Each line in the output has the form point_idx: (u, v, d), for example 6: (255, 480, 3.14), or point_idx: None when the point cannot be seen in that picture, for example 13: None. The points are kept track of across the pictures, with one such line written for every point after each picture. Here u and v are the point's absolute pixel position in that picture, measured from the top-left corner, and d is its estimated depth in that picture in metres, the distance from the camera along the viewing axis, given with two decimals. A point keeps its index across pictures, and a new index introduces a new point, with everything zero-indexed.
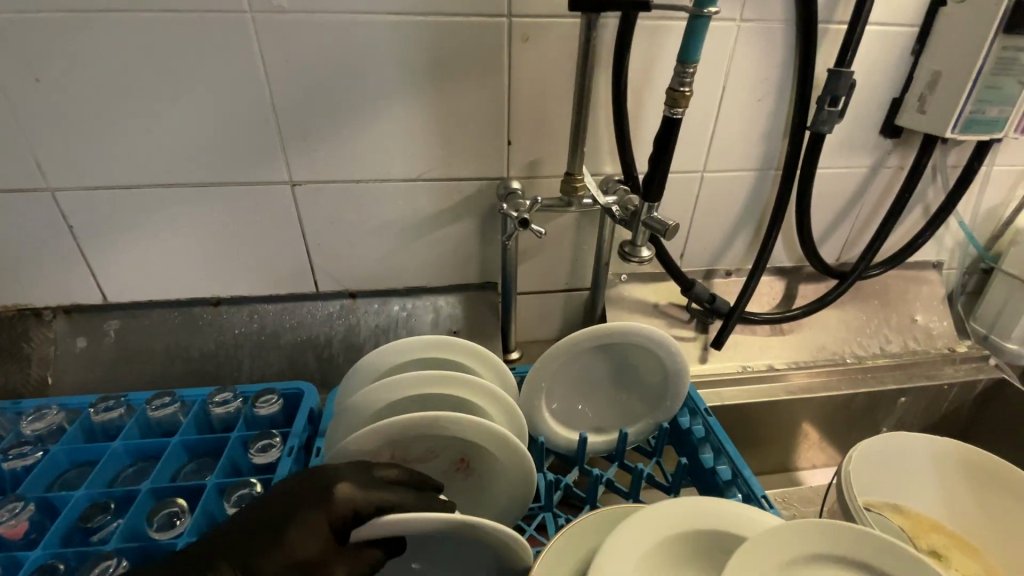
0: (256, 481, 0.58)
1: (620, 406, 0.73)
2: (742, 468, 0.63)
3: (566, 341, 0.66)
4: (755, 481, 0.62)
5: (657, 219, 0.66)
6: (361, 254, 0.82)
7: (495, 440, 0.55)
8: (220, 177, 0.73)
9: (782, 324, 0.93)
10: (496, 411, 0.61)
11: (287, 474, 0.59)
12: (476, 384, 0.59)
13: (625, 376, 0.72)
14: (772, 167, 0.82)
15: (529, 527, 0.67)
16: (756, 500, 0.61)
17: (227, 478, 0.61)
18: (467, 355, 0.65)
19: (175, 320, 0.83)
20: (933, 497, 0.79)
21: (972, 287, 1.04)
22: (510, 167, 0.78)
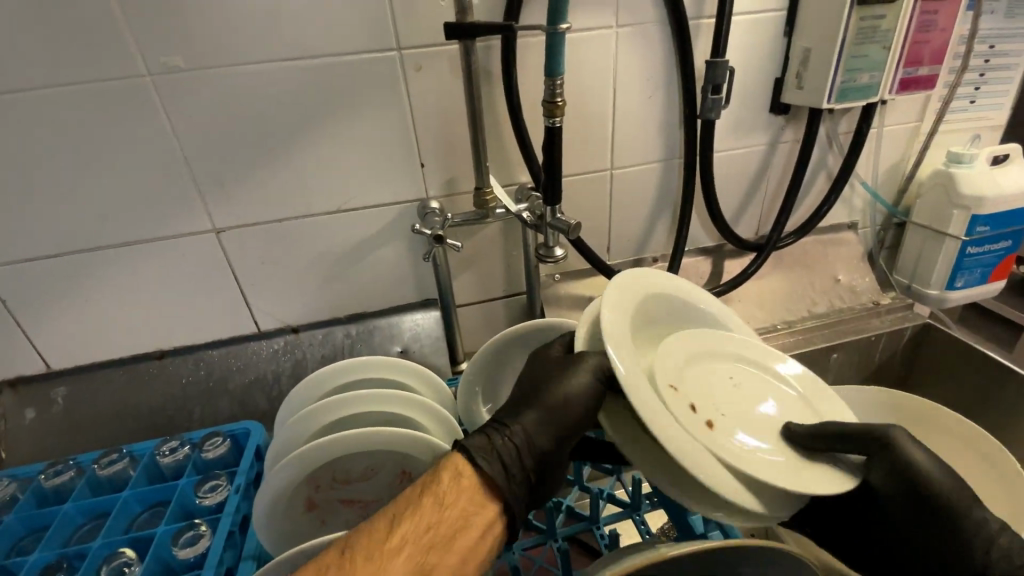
0: (202, 521, 0.60)
1: None
2: None
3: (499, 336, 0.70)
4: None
5: (561, 219, 0.71)
6: (297, 288, 0.85)
7: (419, 444, 0.57)
8: (148, 234, 0.76)
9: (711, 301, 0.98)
10: (426, 418, 0.64)
11: (235, 509, 0.61)
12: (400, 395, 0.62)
13: None
14: (676, 155, 0.88)
15: None
16: None
17: (179, 522, 0.63)
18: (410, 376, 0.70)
19: (123, 378, 0.84)
20: None
21: (890, 242, 1.10)
22: (428, 187, 0.82)
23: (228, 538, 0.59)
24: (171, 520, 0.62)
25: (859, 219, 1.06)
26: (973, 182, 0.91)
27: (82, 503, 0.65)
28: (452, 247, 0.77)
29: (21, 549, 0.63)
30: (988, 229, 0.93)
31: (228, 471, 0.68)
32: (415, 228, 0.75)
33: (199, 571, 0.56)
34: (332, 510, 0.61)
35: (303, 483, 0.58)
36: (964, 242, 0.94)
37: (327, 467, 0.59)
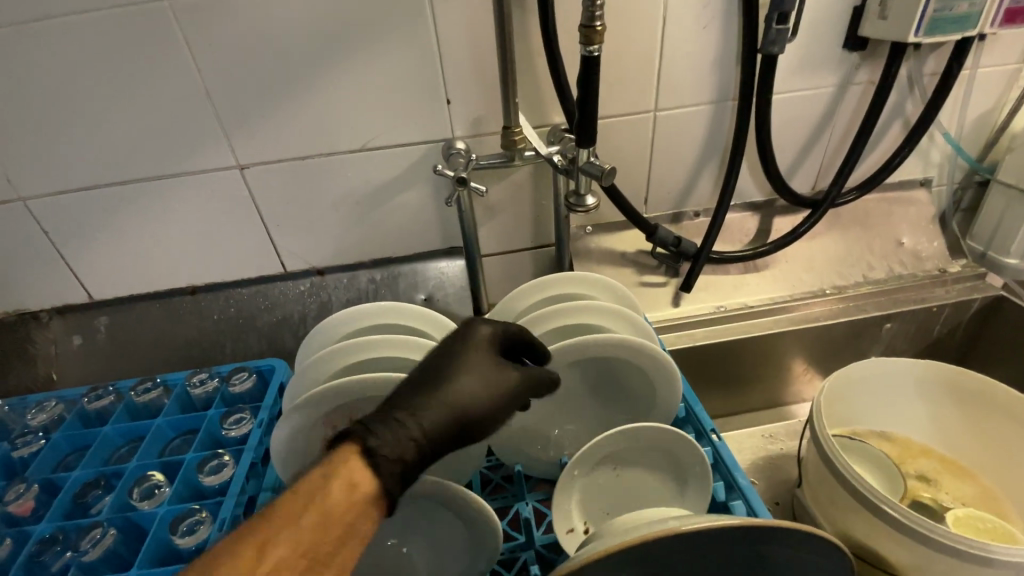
0: (226, 452, 0.62)
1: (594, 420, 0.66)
2: (693, 403, 0.64)
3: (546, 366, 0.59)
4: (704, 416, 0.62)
5: (594, 164, 0.64)
6: (323, 231, 0.84)
7: None
8: (175, 169, 0.75)
9: (757, 260, 0.91)
10: None
11: (258, 444, 0.62)
12: (426, 345, 0.62)
13: (607, 389, 0.65)
14: (730, 97, 0.80)
15: (495, 476, 0.68)
16: (706, 435, 0.61)
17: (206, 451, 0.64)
18: (435, 324, 0.68)
19: (158, 311, 0.86)
20: (925, 423, 0.83)
21: (967, 203, 0.98)
22: (454, 126, 0.76)
23: (251, 469, 0.61)
24: (200, 449, 0.64)
25: (935, 176, 0.95)
26: None
27: (120, 427, 0.68)
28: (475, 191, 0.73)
29: (65, 465, 0.67)
30: None
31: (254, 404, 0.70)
32: (438, 169, 0.71)
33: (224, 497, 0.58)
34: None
35: (319, 423, 0.58)
36: None
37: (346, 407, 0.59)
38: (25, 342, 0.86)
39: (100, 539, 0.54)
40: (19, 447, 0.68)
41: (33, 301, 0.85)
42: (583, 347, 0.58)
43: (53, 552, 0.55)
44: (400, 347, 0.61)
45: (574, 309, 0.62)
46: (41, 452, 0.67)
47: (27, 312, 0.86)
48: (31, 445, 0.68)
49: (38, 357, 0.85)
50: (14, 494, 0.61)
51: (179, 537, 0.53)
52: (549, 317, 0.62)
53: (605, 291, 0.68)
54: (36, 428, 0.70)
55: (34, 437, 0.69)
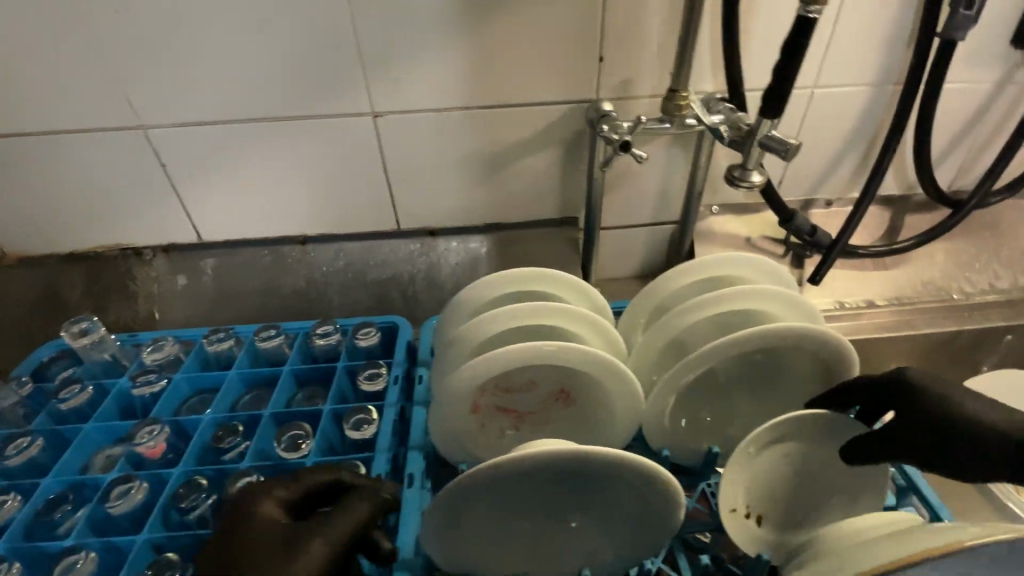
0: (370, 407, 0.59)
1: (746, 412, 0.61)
2: None
3: (716, 347, 0.53)
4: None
5: (777, 139, 0.59)
6: (443, 189, 0.81)
7: (609, 370, 0.53)
8: (306, 109, 0.72)
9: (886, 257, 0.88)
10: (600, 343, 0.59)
11: (397, 400, 0.61)
12: (579, 315, 0.58)
13: (764, 380, 0.59)
14: (893, 80, 0.74)
15: None
16: None
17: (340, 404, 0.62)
18: (579, 296, 0.64)
19: (266, 259, 0.85)
20: None
21: None
22: (600, 88, 0.72)
23: (394, 427, 0.59)
24: (333, 401, 0.62)
25: None
26: None
27: (245, 372, 0.67)
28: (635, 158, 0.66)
29: (190, 408, 0.65)
30: None
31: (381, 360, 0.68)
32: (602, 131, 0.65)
33: (372, 453, 0.56)
34: (490, 416, 0.58)
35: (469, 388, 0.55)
36: None
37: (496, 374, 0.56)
38: (127, 278, 0.83)
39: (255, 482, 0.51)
40: (140, 385, 0.64)
41: (138, 236, 0.82)
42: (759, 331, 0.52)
43: (200, 496, 0.51)
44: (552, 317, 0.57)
45: (755, 292, 0.57)
46: (165, 390, 0.64)
47: (131, 248, 0.83)
48: (153, 384, 0.64)
49: (139, 294, 0.83)
50: (147, 433, 0.56)
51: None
52: (725, 297, 0.57)
53: (765, 274, 0.63)
54: (153, 368, 0.67)
55: (155, 376, 0.65)
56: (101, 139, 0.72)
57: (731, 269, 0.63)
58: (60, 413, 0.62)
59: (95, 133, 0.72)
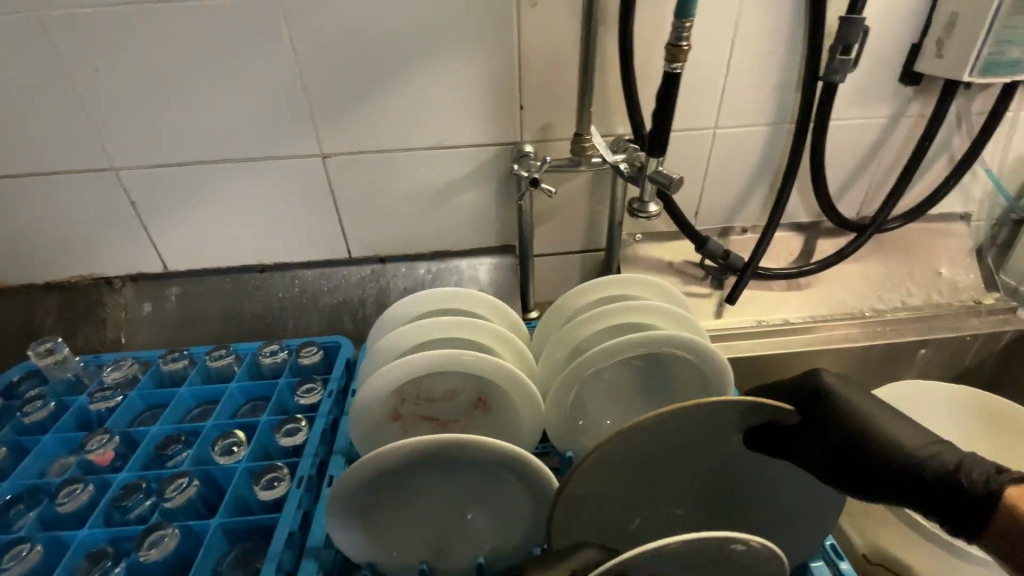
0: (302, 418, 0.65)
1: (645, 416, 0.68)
2: None
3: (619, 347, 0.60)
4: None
5: (662, 173, 0.68)
6: (389, 221, 0.89)
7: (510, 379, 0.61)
8: (260, 152, 0.81)
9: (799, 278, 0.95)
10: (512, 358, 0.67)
11: (330, 410, 0.67)
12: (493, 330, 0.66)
13: (655, 384, 0.67)
14: (787, 120, 0.84)
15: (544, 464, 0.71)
16: None
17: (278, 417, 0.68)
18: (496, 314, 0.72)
19: (226, 286, 0.92)
20: None
21: (1003, 240, 1.01)
22: (523, 130, 0.81)
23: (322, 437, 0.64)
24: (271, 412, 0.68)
25: (974, 211, 0.98)
26: None
27: (195, 390, 0.72)
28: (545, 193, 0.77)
29: (142, 422, 0.70)
30: None
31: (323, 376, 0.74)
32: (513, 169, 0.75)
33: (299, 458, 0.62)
34: (414, 423, 0.65)
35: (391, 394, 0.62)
36: None
37: (414, 383, 0.63)
38: (98, 305, 0.90)
39: (186, 486, 0.57)
40: (97, 400, 0.70)
41: (107, 266, 0.89)
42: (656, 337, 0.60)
43: (137, 497, 0.58)
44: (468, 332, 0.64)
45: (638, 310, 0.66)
46: (120, 406, 0.70)
47: (101, 277, 0.90)
48: (110, 399, 0.70)
49: (109, 320, 0.90)
50: (98, 442, 0.63)
51: (261, 490, 0.57)
52: (615, 314, 0.65)
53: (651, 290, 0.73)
54: (112, 385, 0.73)
55: (113, 393, 0.71)
56: (78, 179, 0.81)
57: (623, 291, 0.73)
58: (26, 426, 0.69)
59: (73, 174, 0.81)
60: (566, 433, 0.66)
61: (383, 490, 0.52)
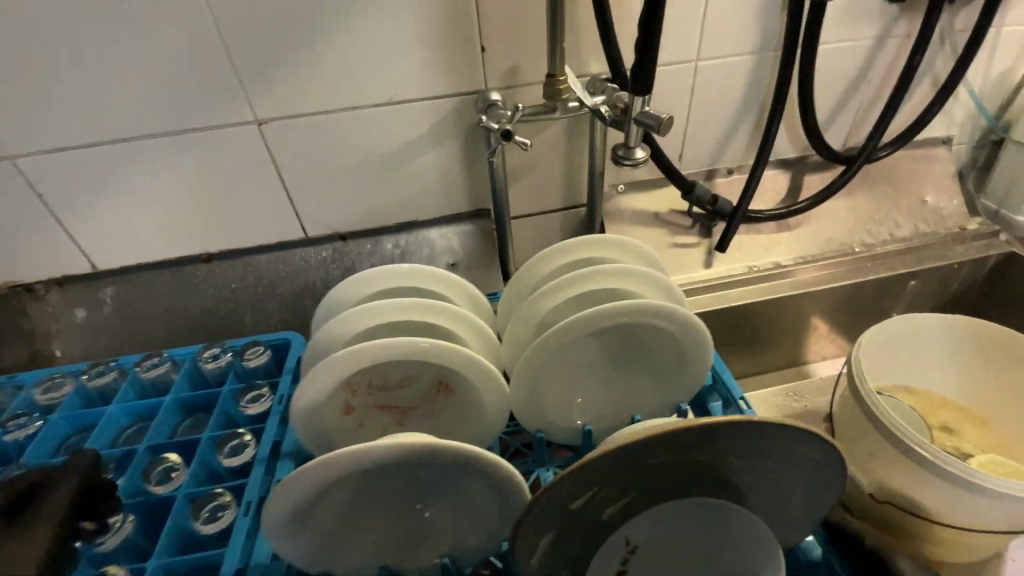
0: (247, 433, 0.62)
1: (619, 385, 0.65)
2: (722, 373, 0.67)
3: (583, 319, 0.55)
4: (732, 384, 0.65)
5: (649, 114, 0.60)
6: (346, 194, 0.80)
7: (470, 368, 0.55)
8: (184, 125, 0.69)
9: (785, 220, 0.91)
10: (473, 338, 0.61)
11: (277, 420, 0.62)
12: (453, 310, 0.59)
13: (632, 352, 0.63)
14: (772, 48, 0.77)
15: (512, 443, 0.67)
16: (734, 402, 0.64)
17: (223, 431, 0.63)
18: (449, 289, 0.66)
19: (169, 281, 0.82)
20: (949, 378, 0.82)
21: (982, 161, 0.97)
22: (487, 77, 0.72)
23: (272, 447, 0.61)
24: (216, 428, 0.63)
25: (956, 134, 0.94)
26: None
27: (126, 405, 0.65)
28: (519, 145, 0.69)
29: (68, 447, 0.64)
30: None
31: (271, 380, 0.68)
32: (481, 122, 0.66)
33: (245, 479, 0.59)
34: (369, 414, 0.60)
35: (340, 387, 0.56)
36: None
37: (366, 373, 0.57)
38: (20, 317, 0.79)
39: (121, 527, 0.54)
40: (12, 430, 0.63)
41: (25, 271, 0.78)
42: (630, 309, 0.55)
43: None
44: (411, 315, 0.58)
45: (600, 273, 0.60)
46: (40, 432, 0.63)
47: (19, 285, 0.79)
48: (26, 427, 0.63)
49: (37, 332, 0.79)
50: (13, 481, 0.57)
51: (203, 524, 0.54)
52: (576, 281, 0.59)
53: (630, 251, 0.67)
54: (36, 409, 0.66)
55: (28, 420, 0.64)
56: None
57: (589, 253, 0.67)
58: None
59: None
60: (534, 413, 0.62)
61: (325, 505, 0.49)
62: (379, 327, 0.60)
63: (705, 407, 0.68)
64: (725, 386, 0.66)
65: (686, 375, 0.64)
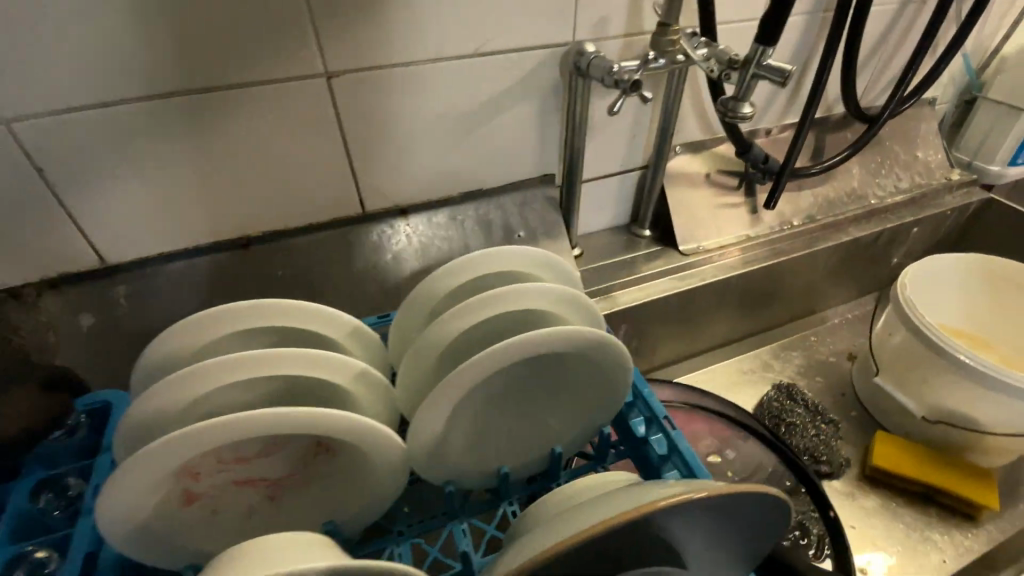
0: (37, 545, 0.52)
1: (499, 431, 0.59)
2: (643, 389, 0.62)
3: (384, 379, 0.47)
4: (654, 401, 0.61)
5: (776, 67, 0.62)
6: (413, 160, 0.72)
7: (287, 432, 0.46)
8: (238, 78, 0.58)
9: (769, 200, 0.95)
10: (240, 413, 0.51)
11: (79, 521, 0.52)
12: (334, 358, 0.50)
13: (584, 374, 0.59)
14: (823, 8, 0.81)
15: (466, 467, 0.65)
16: (660, 421, 0.60)
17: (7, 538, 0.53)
18: (359, 328, 0.59)
19: (200, 272, 0.69)
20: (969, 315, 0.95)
21: (952, 119, 1.11)
22: (576, 28, 0.68)
23: (86, 560, 0.50)
24: (6, 540, 0.52)
25: (938, 95, 1.05)
26: None
27: None
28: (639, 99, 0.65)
29: None
30: None
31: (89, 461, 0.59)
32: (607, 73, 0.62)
33: None
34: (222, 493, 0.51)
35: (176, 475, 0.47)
36: None
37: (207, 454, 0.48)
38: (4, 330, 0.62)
39: None
40: None
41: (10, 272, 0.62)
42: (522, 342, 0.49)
43: None
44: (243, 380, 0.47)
45: (481, 305, 0.53)
46: None
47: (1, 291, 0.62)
48: None
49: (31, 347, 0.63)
50: None
51: None
52: (463, 313, 0.53)
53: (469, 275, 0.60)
54: None
55: None
56: None
57: (503, 272, 0.61)
58: None
59: None
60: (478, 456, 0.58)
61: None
62: (221, 389, 0.49)
63: (627, 425, 0.63)
64: (645, 403, 0.62)
65: (508, 413, 0.59)
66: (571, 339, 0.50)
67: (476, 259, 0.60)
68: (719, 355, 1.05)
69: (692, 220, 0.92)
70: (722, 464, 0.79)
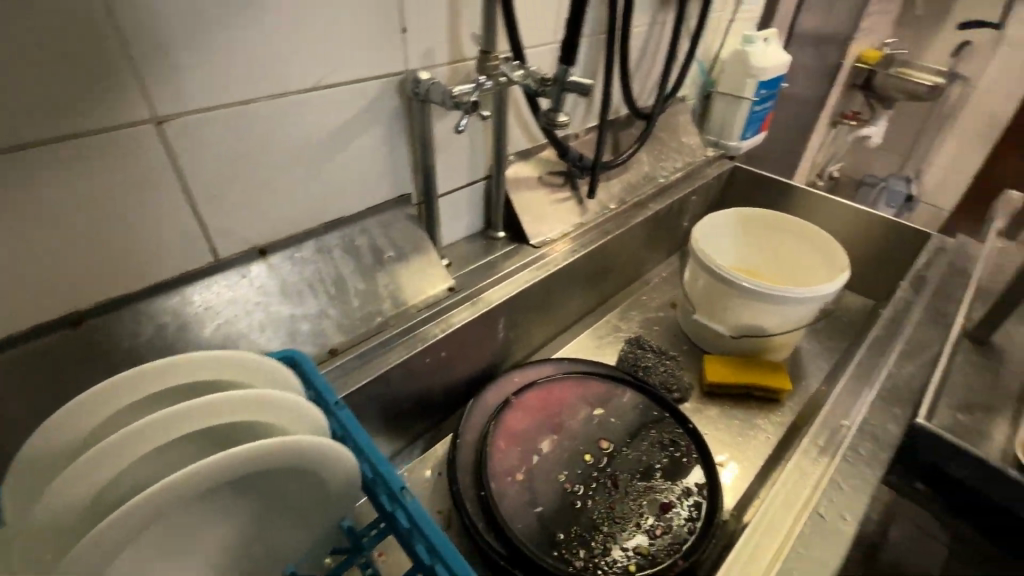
0: None
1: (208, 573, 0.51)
2: (378, 465, 0.54)
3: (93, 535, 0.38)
4: (391, 475, 0.54)
5: (580, 82, 0.76)
6: (266, 198, 0.69)
7: None
8: (37, 137, 0.50)
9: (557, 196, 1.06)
10: None
11: None
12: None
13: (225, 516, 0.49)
14: (598, 32, 1.00)
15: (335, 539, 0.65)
16: (399, 493, 0.53)
17: None
18: (13, 480, 0.46)
19: (13, 368, 0.56)
20: (740, 254, 1.26)
21: (700, 109, 1.46)
22: (408, 58, 0.73)
23: None
24: None
25: (686, 93, 1.38)
26: (759, 56, 1.30)
27: None
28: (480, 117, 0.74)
29: None
30: (763, 92, 1.36)
31: None
32: (449, 95, 0.69)
33: None
34: None
35: None
36: (752, 102, 1.35)
37: None
38: None
39: None
40: None
41: None
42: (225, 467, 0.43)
43: None
44: (77, 487, 0.42)
45: (153, 430, 0.44)
46: None
47: None
48: None
49: None
50: None
51: None
52: (130, 443, 0.43)
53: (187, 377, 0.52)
54: None
55: None
56: None
57: (229, 369, 0.55)
58: None
59: None
60: None
61: None
62: None
63: (377, 499, 0.56)
64: (386, 477, 0.54)
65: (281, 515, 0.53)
66: (303, 442, 0.47)
67: (195, 360, 0.53)
68: (578, 330, 1.21)
69: (535, 217, 1.04)
70: (606, 414, 0.91)
